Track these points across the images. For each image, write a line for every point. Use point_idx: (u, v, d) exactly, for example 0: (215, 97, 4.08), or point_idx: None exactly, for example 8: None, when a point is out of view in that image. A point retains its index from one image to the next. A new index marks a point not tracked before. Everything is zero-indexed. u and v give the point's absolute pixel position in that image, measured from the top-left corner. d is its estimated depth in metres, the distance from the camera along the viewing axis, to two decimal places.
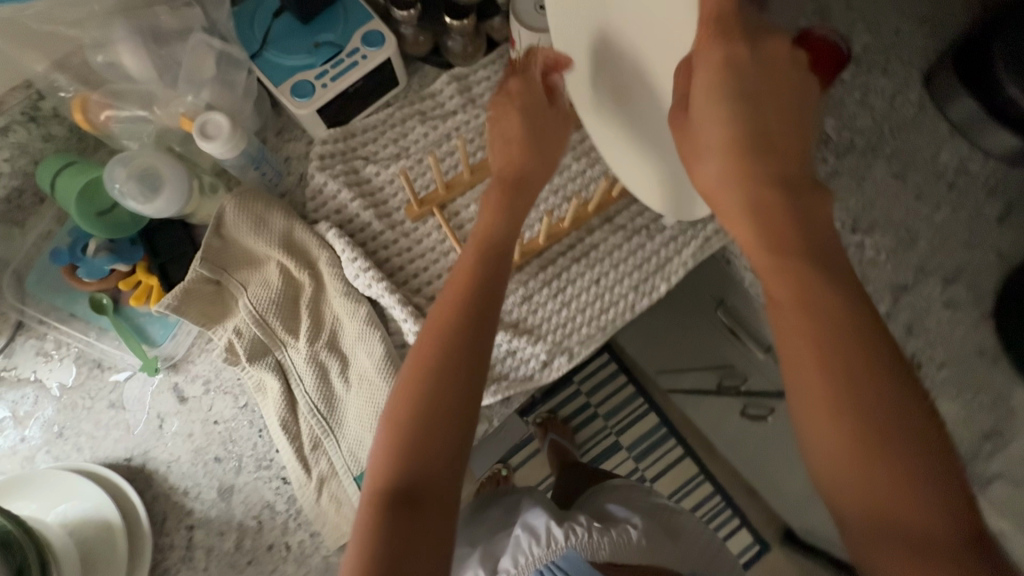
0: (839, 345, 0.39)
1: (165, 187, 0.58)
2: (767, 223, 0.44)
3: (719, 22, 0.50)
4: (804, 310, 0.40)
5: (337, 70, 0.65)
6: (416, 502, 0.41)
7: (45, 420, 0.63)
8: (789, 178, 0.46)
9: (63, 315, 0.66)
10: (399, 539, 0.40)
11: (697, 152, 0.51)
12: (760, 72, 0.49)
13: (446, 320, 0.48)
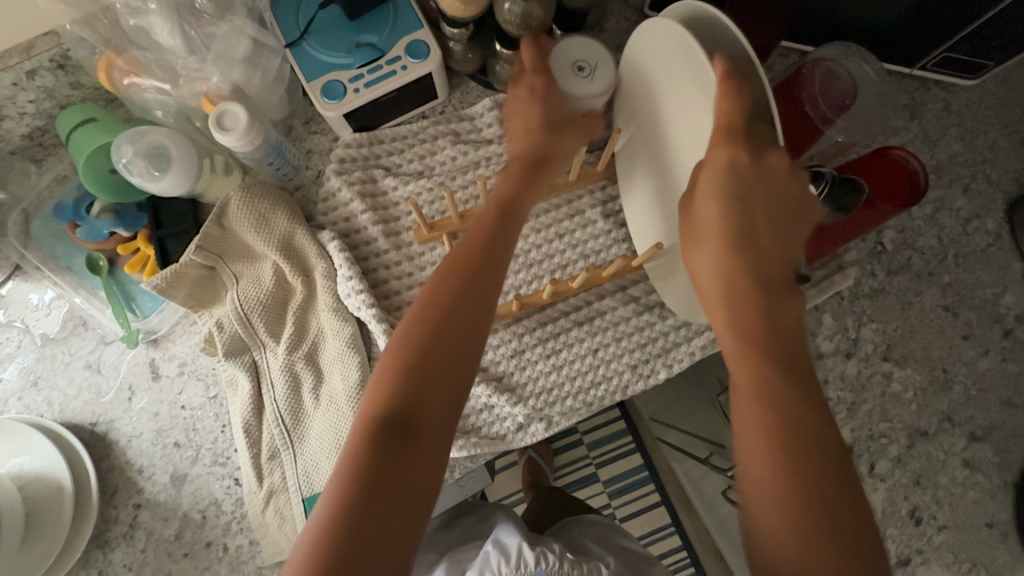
0: (800, 444, 0.38)
1: (172, 167, 0.57)
2: (743, 318, 0.44)
3: (723, 129, 0.46)
4: (764, 394, 0.40)
5: (372, 76, 0.61)
6: (406, 437, 0.40)
7: (24, 366, 0.64)
8: (772, 269, 0.46)
9: (59, 267, 0.66)
10: (387, 465, 0.39)
11: (696, 239, 0.50)
12: (764, 179, 0.47)
13: (447, 279, 0.45)
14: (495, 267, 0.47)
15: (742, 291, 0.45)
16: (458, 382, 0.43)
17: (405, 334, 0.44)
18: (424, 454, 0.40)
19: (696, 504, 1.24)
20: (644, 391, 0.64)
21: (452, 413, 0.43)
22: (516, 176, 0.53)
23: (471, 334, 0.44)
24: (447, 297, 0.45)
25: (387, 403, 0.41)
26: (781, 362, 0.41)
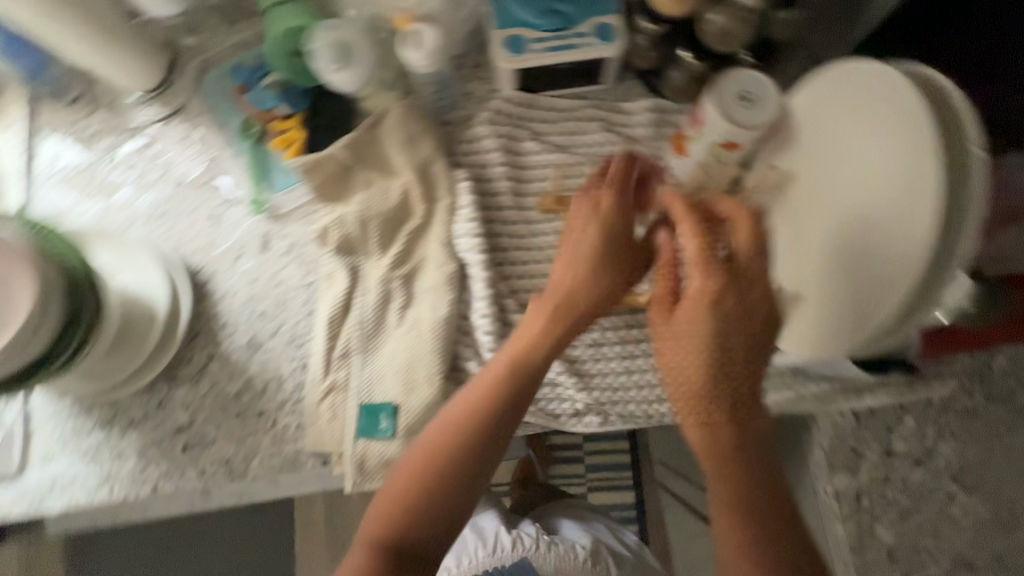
0: (763, 549, 0.49)
1: (352, 66, 0.61)
2: (715, 433, 0.52)
3: (708, 255, 0.51)
4: (734, 505, 0.50)
5: (558, 44, 0.63)
6: (435, 508, 0.52)
7: (159, 197, 0.69)
8: (726, 383, 0.52)
9: (216, 121, 0.70)
10: (416, 529, 0.51)
11: (671, 345, 0.54)
12: (738, 314, 0.51)
13: (444, 454, 0.52)
14: (489, 450, 0.53)
15: (707, 403, 0.52)
16: (485, 465, 0.53)
17: (380, 534, 0.51)
18: (444, 523, 0.52)
19: (679, 557, 1.22)
20: None
21: (476, 490, 0.53)
22: (552, 330, 0.55)
23: (505, 432, 0.54)
24: (494, 402, 0.53)
25: (433, 479, 0.52)
26: (741, 468, 0.51)
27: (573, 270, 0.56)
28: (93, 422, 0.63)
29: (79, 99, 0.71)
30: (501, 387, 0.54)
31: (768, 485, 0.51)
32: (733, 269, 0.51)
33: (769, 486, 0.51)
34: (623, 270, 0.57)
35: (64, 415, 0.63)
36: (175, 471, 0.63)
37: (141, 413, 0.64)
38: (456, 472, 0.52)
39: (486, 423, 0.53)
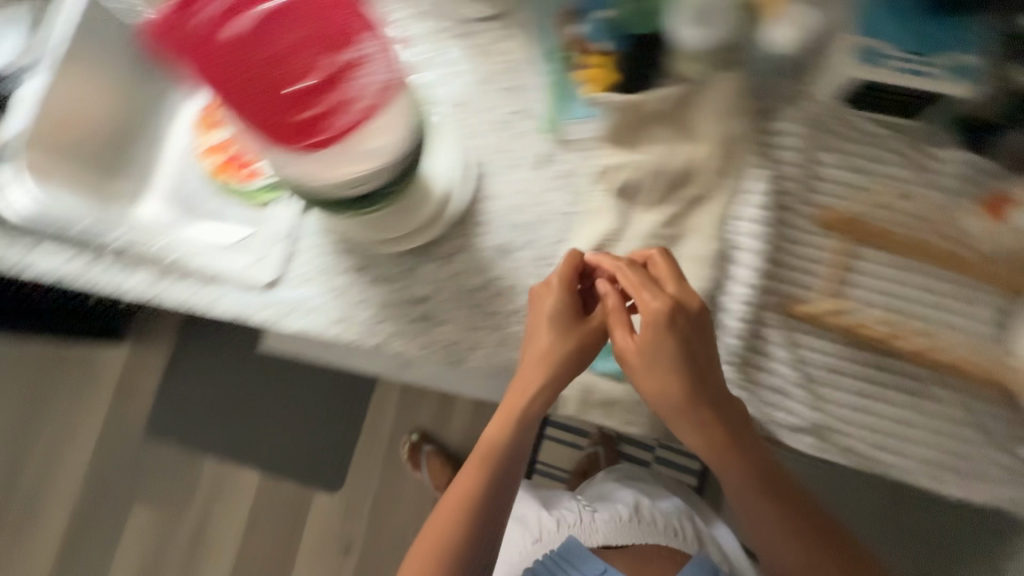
0: (798, 542, 0.63)
1: (705, 28, 0.62)
2: (721, 460, 0.62)
3: (654, 322, 0.60)
4: (773, 511, 0.63)
5: (912, 69, 0.61)
6: (504, 467, 0.66)
7: (464, 88, 0.73)
8: (701, 387, 0.60)
9: (532, 36, 0.73)
10: (489, 490, 0.65)
11: (645, 374, 0.60)
12: (698, 330, 0.60)
13: (472, 480, 0.65)
14: (517, 439, 0.66)
15: (723, 431, 0.60)
16: (524, 431, 0.66)
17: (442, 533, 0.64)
18: (509, 474, 0.66)
19: None
20: (919, 488, 0.62)
21: (526, 439, 0.67)
22: (540, 371, 0.62)
23: (530, 415, 0.65)
24: (497, 438, 0.66)
25: (495, 455, 0.66)
26: (765, 477, 0.62)
27: (544, 368, 0.62)
28: (347, 265, 0.69)
29: None
30: (489, 457, 0.66)
31: (786, 484, 0.64)
32: (672, 312, 0.59)
33: (783, 494, 0.63)
34: (599, 338, 0.65)
35: (325, 248, 0.69)
36: (402, 333, 0.67)
37: (389, 272, 0.68)
38: (484, 470, 0.65)
39: (506, 425, 0.66)
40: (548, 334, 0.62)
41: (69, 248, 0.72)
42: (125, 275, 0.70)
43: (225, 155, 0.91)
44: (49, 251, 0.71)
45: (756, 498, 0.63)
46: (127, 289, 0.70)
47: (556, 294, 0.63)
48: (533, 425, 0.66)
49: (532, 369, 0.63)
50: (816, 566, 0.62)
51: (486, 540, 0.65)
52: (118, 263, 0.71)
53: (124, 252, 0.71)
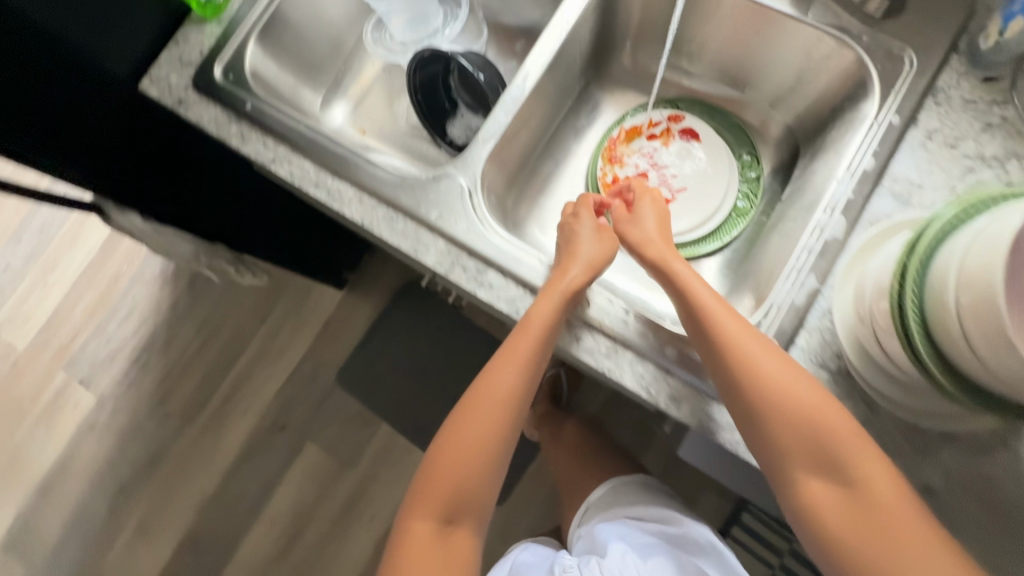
0: (860, 454, 0.52)
1: None
2: (785, 380, 0.54)
3: (658, 228, 0.70)
4: (829, 408, 0.53)
5: None
6: (496, 373, 0.64)
7: None
8: (673, 246, 0.68)
9: None
10: (495, 395, 0.64)
11: (673, 267, 0.65)
12: (660, 221, 0.71)
13: (549, 303, 0.60)
14: (563, 312, 0.61)
15: (765, 341, 0.56)
16: (529, 341, 0.61)
17: (523, 363, 0.62)
18: (503, 377, 0.64)
19: None
20: None
21: (521, 366, 0.62)
22: (599, 249, 0.67)
23: (531, 322, 0.61)
24: (524, 334, 0.61)
25: (494, 378, 0.64)
26: (817, 387, 0.54)
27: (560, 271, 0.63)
28: None
29: (996, 79, 0.62)
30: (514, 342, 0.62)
31: (860, 448, 0.52)
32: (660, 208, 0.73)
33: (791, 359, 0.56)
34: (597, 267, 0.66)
35: None
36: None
37: (893, 440, 0.56)
38: (558, 298, 0.60)
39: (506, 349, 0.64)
40: (585, 224, 0.70)
41: (525, 286, 0.65)
42: (582, 335, 0.63)
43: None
44: (496, 283, 0.65)
45: (772, 404, 0.54)
46: (578, 354, 0.62)
47: (582, 198, 0.74)
48: (530, 350, 0.61)
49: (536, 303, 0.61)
50: (867, 455, 0.52)
51: (491, 404, 0.63)
52: (576, 320, 0.63)
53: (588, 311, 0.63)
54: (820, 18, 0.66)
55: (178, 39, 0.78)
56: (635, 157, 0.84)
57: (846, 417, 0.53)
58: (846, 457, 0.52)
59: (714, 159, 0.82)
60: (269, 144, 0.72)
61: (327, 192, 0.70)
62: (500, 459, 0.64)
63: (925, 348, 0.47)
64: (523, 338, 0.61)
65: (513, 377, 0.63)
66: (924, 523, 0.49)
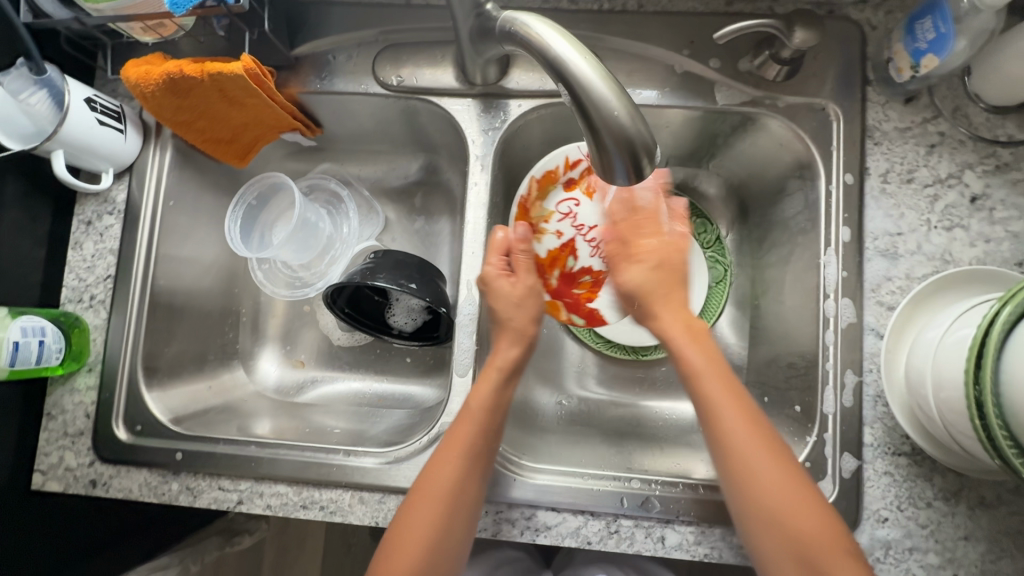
0: (814, 532, 0.45)
1: None
2: (766, 455, 0.47)
3: (657, 255, 0.53)
4: (791, 479, 0.47)
5: None
6: (429, 483, 0.52)
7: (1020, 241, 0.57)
8: (674, 276, 0.53)
9: None
10: (429, 500, 0.52)
11: (652, 298, 0.52)
12: (659, 254, 0.53)
13: (488, 383, 0.55)
14: (504, 388, 0.56)
15: (750, 412, 0.49)
16: (464, 443, 0.53)
17: (463, 455, 0.53)
18: (442, 479, 0.52)
19: None
20: None
21: (457, 474, 0.52)
22: (518, 339, 0.58)
23: (469, 417, 0.54)
24: (462, 436, 0.54)
25: (431, 479, 0.53)
26: (781, 460, 0.47)
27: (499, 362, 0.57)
28: (936, 492, 0.55)
29: (916, 97, 0.60)
30: (458, 437, 0.54)
31: (820, 526, 0.46)
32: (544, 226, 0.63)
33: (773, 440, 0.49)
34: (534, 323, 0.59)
35: (902, 476, 0.56)
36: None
37: (994, 495, 0.55)
38: (496, 375, 0.56)
39: (442, 448, 0.54)
40: (503, 290, 0.58)
41: (582, 511, 0.58)
42: (664, 534, 0.57)
43: (555, 290, 0.70)
44: (552, 518, 0.58)
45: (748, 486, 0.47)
46: (669, 554, 0.57)
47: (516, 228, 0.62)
48: (462, 452, 0.53)
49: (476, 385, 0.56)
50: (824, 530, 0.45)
51: (432, 507, 0.51)
52: (649, 521, 0.57)
53: (659, 508, 0.57)
54: (729, 101, 0.63)
55: (50, 410, 0.64)
56: (554, 221, 0.70)
57: (807, 499, 0.46)
58: (809, 536, 0.45)
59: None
60: (228, 484, 0.61)
61: (323, 507, 0.60)
62: (458, 548, 0.53)
63: (998, 427, 0.41)
64: (455, 435, 0.54)
65: (458, 470, 0.52)
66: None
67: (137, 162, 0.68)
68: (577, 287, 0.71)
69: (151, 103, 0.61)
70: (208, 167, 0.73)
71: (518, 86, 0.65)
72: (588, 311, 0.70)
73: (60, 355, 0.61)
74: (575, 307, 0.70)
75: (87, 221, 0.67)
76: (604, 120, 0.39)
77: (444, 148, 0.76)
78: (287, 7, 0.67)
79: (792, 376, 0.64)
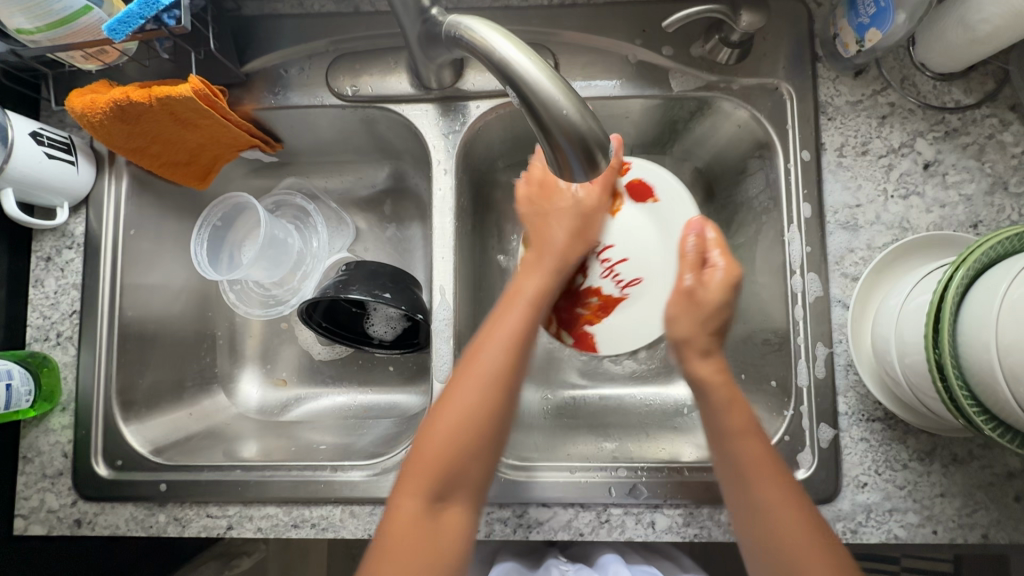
0: (803, 548, 0.46)
1: None
2: (756, 467, 0.49)
3: (689, 298, 0.56)
4: (780, 497, 0.48)
5: None
6: (480, 366, 0.51)
7: (973, 204, 0.58)
8: (702, 318, 0.54)
9: None
10: (484, 377, 0.50)
11: (681, 324, 0.55)
12: (691, 294, 0.56)
13: (535, 274, 0.59)
14: (547, 282, 0.59)
15: (749, 427, 0.51)
16: (518, 322, 0.54)
17: (510, 338, 0.53)
18: (493, 357, 0.51)
19: None
20: None
21: (511, 356, 0.52)
22: (564, 224, 0.62)
23: (518, 303, 0.56)
24: (519, 318, 0.54)
25: (483, 357, 0.52)
26: (777, 474, 0.49)
27: (546, 258, 0.60)
28: (910, 454, 0.57)
29: (864, 70, 0.62)
30: (512, 322, 0.54)
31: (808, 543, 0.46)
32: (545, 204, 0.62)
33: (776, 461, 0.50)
34: (577, 230, 0.62)
35: (877, 441, 0.57)
36: (1009, 522, 0.55)
37: (965, 450, 0.56)
38: (546, 264, 0.59)
39: (490, 330, 0.54)
40: (579, 203, 0.62)
41: (573, 504, 0.59)
42: (653, 518, 0.58)
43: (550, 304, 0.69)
44: (544, 513, 0.59)
45: (739, 478, 0.49)
46: (660, 538, 0.58)
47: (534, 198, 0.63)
48: (521, 334, 0.53)
49: (524, 276, 0.59)
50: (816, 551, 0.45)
51: (480, 381, 0.50)
52: (638, 507, 0.58)
53: (646, 493, 0.58)
54: (685, 87, 0.63)
55: (25, 453, 0.63)
56: None
57: (800, 517, 0.47)
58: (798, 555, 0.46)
59: (673, 221, 0.67)
60: (217, 511, 0.61)
61: (314, 525, 0.60)
62: (497, 440, 0.51)
63: (958, 388, 0.42)
64: (509, 315, 0.55)
65: (503, 351, 0.52)
66: None
67: (93, 193, 0.66)
68: (581, 306, 0.69)
69: (100, 131, 0.60)
70: (168, 191, 0.72)
71: (475, 87, 0.64)
72: (582, 332, 0.68)
73: (30, 398, 0.60)
74: (570, 326, 0.69)
75: (46, 258, 0.65)
76: (552, 118, 0.39)
77: (408, 153, 0.75)
78: (233, 24, 0.66)
79: (767, 352, 0.65)
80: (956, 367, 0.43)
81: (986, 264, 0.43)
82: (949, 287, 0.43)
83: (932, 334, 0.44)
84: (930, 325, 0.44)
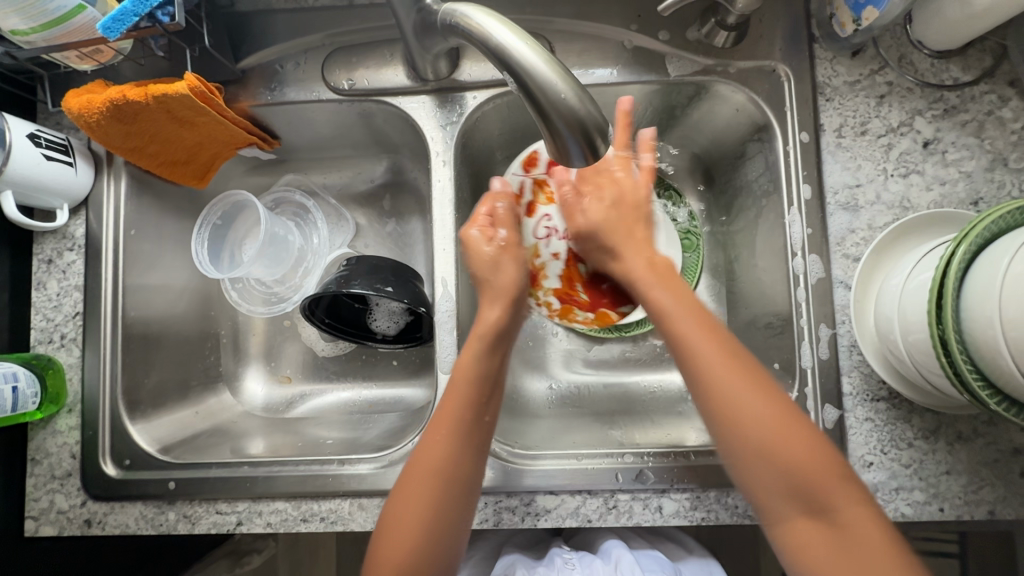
0: (810, 474, 0.45)
1: None
2: (749, 397, 0.47)
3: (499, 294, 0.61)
4: (774, 424, 0.46)
5: None
6: (432, 462, 0.52)
7: (973, 181, 0.58)
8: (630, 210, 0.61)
9: None
10: (437, 464, 0.52)
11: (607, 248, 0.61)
12: (610, 202, 0.62)
13: (477, 351, 0.57)
14: (485, 361, 0.56)
15: (730, 348, 0.50)
16: (463, 413, 0.54)
17: (456, 427, 0.53)
18: (443, 445, 0.53)
19: None
20: None
21: (460, 442, 0.53)
22: (499, 302, 0.60)
23: (461, 387, 0.55)
24: (461, 406, 0.54)
25: (431, 450, 0.53)
26: (773, 405, 0.47)
27: (485, 334, 0.58)
28: (915, 432, 0.57)
29: (861, 50, 0.61)
30: (452, 409, 0.54)
31: (811, 469, 0.45)
32: (505, 245, 0.63)
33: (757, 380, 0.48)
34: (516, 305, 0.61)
35: (882, 420, 0.57)
36: (1014, 497, 0.55)
37: (970, 428, 0.57)
38: (479, 344, 0.57)
39: (436, 420, 0.54)
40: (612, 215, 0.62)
41: (580, 491, 0.59)
42: (660, 503, 0.58)
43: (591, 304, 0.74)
44: (550, 501, 0.59)
45: (729, 412, 0.47)
46: (667, 522, 0.58)
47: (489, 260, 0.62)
48: (465, 423, 0.54)
49: (463, 353, 0.57)
50: (818, 474, 0.45)
51: (431, 473, 0.52)
52: (645, 492, 0.59)
53: (653, 478, 0.59)
54: (681, 71, 0.63)
55: (33, 454, 0.63)
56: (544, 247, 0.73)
57: (798, 446, 0.46)
58: (798, 476, 0.45)
59: None
60: (225, 507, 0.61)
61: (323, 518, 0.60)
62: (457, 527, 0.52)
63: (962, 362, 0.42)
64: (451, 401, 0.55)
65: (449, 444, 0.53)
66: (867, 534, 0.43)
67: (92, 194, 0.66)
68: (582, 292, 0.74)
69: (97, 132, 0.60)
70: (167, 191, 0.72)
71: (472, 78, 0.64)
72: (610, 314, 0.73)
73: (37, 400, 0.60)
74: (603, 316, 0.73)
75: (48, 260, 0.65)
76: (552, 105, 0.39)
77: (406, 147, 0.75)
78: (226, 20, 0.66)
79: (771, 335, 0.65)
80: (961, 343, 0.43)
81: (988, 239, 0.43)
82: (951, 263, 0.43)
83: (935, 310, 0.44)
84: (933, 301, 0.44)
